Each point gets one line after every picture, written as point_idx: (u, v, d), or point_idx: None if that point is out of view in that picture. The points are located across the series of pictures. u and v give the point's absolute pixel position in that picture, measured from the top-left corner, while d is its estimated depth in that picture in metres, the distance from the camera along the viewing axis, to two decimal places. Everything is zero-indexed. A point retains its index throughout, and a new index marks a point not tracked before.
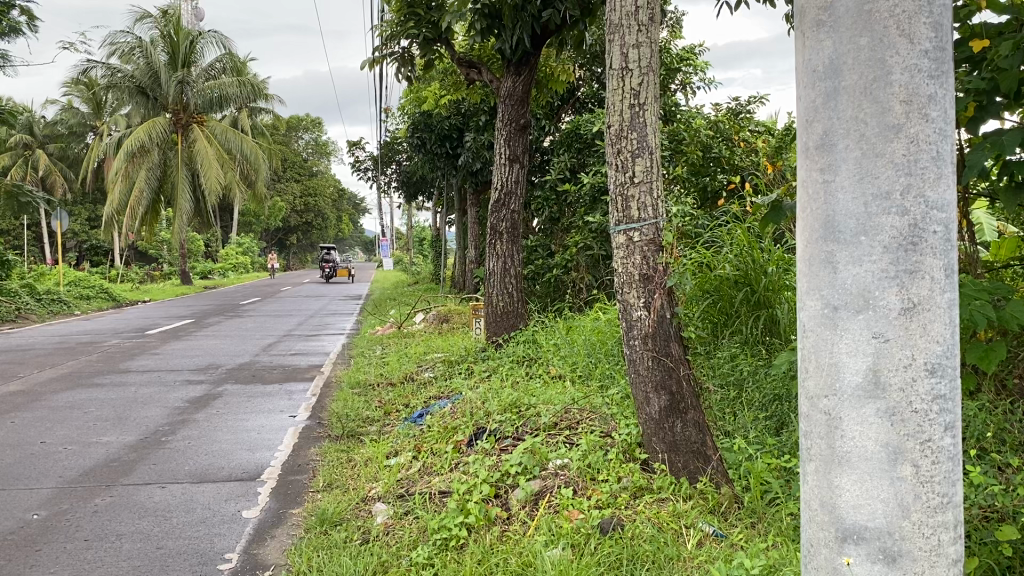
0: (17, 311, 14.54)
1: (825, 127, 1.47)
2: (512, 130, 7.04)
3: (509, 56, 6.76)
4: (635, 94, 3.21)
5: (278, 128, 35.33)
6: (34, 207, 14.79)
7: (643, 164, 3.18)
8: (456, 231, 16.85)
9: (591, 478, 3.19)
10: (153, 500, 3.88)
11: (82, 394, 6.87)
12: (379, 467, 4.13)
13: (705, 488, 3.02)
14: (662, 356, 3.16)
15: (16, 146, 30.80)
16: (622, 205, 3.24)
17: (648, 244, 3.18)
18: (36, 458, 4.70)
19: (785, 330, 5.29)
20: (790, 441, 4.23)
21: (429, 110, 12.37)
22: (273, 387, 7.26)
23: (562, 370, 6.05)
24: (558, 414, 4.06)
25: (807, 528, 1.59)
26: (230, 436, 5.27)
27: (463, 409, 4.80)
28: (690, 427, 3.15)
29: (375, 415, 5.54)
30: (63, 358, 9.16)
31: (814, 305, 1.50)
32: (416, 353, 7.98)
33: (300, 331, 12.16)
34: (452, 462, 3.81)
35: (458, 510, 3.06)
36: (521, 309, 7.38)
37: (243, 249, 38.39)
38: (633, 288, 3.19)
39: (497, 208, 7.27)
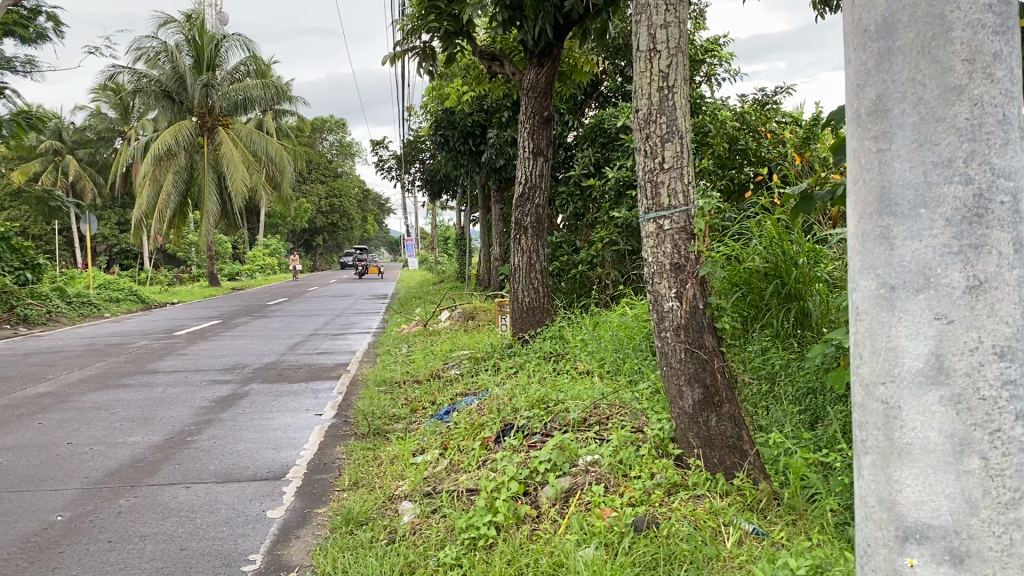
0: (48, 315, 14.70)
1: (879, 91, 1.35)
2: (535, 124, 6.93)
3: (531, 47, 6.65)
4: (664, 77, 3.09)
5: (303, 130, 35.47)
6: (63, 212, 14.95)
7: (673, 149, 3.07)
8: (481, 228, 16.78)
9: (623, 475, 3.08)
10: (178, 500, 3.83)
11: (109, 395, 6.87)
12: (405, 465, 4.04)
13: (743, 484, 2.90)
14: (695, 348, 3.03)
15: (45, 152, 31.20)
16: (652, 193, 3.12)
17: (679, 232, 3.07)
18: (62, 459, 4.68)
19: (817, 323, 5.17)
20: (825, 435, 4.12)
21: (452, 107, 12.30)
22: (299, 385, 7.22)
23: (590, 365, 5.94)
24: (586, 410, 3.96)
25: (863, 528, 1.47)
26: (256, 435, 5.22)
27: (491, 405, 4.71)
28: (726, 421, 3.03)
29: (402, 412, 5.47)
30: (91, 360, 9.20)
31: (868, 285, 1.38)
32: (442, 351, 7.91)
33: (326, 330, 12.15)
34: (479, 460, 3.71)
35: (486, 509, 2.96)
36: (548, 305, 7.27)
37: (270, 251, 38.64)
38: (664, 278, 3.08)
39: (521, 203, 7.14)
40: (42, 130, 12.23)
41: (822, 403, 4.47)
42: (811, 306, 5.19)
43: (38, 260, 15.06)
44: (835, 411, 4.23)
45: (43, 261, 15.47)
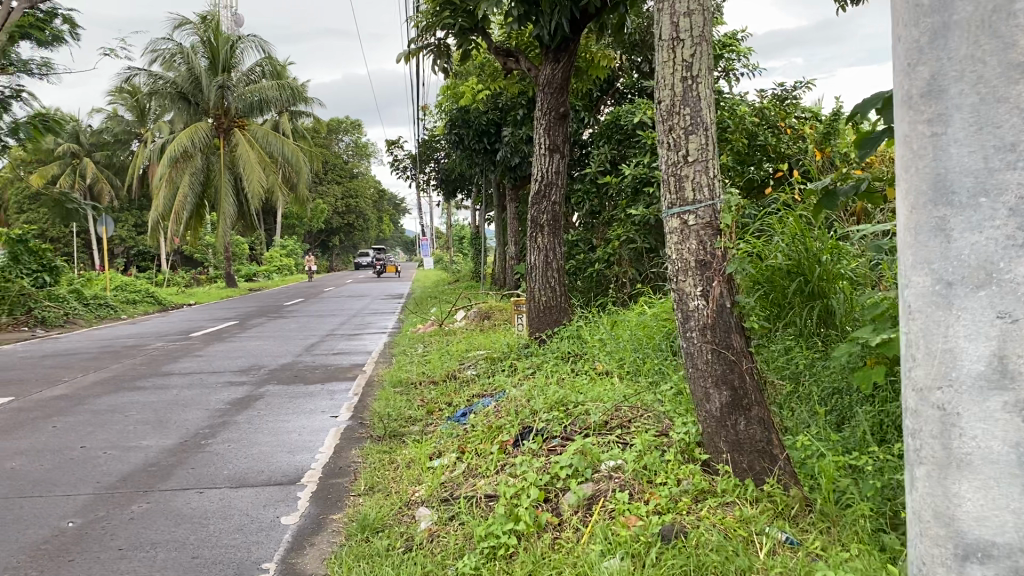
0: (66, 317, 14.73)
1: (933, 69, 1.26)
2: (552, 120, 6.81)
3: (547, 42, 6.54)
4: (688, 66, 2.98)
5: (319, 130, 35.52)
6: (80, 214, 14.97)
7: (698, 141, 2.96)
8: (496, 227, 16.69)
9: (648, 481, 2.97)
10: (190, 506, 3.75)
11: (125, 397, 6.83)
12: (422, 469, 3.95)
13: (773, 490, 2.79)
14: (722, 349, 2.93)
15: (64, 155, 31.40)
16: (675, 186, 3.01)
17: (704, 228, 2.96)
18: (75, 464, 4.62)
19: (841, 322, 5.04)
20: (852, 437, 3.99)
21: (467, 105, 12.21)
22: (315, 387, 7.15)
23: (609, 365, 5.83)
24: (608, 412, 3.85)
25: (915, 546, 1.37)
26: (271, 438, 5.15)
27: (508, 407, 4.61)
28: (755, 424, 2.92)
29: (418, 414, 5.38)
30: (108, 362, 9.18)
31: (921, 281, 1.29)
32: (458, 351, 7.81)
33: (343, 331, 12.08)
34: (498, 464, 3.61)
35: (506, 517, 2.86)
36: (565, 304, 7.15)
37: (287, 252, 38.73)
38: (689, 275, 2.98)
39: (537, 200, 7.02)
40: (58, 132, 12.25)
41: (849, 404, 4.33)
42: (835, 304, 5.06)
43: (56, 262, 15.09)
44: (862, 412, 4.09)
45: (61, 263, 15.52)
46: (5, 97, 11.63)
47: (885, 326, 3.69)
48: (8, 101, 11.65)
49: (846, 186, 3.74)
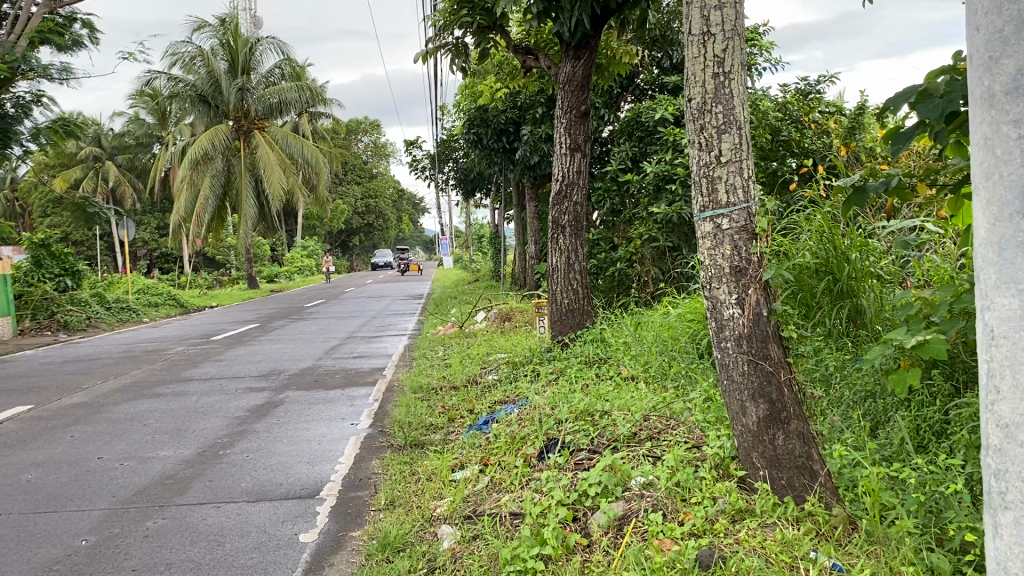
0: (89, 321, 14.76)
1: (1019, 71, 1.35)
2: (572, 118, 6.67)
3: (567, 39, 6.39)
4: (719, 62, 2.82)
5: (338, 131, 35.53)
6: (102, 218, 15.00)
7: (731, 141, 2.82)
8: (515, 227, 16.53)
9: (681, 499, 2.82)
10: (207, 522, 3.65)
11: (144, 405, 6.76)
12: (444, 483, 3.82)
13: (815, 509, 2.63)
14: (759, 360, 2.78)
15: (86, 159, 31.61)
16: (708, 188, 2.86)
17: (739, 232, 2.81)
18: (92, 476, 4.54)
19: (871, 321, 4.81)
20: (889, 444, 3.78)
21: (485, 104, 12.06)
22: (335, 392, 7.05)
23: (634, 370, 5.66)
24: (636, 424, 3.70)
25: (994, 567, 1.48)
26: (291, 447, 5.04)
27: (531, 416, 4.47)
28: (794, 439, 2.76)
29: (439, 421, 5.25)
30: (128, 368, 9.13)
31: (1008, 302, 1.37)
32: (479, 354, 7.68)
33: (363, 333, 11.99)
34: (523, 479, 3.46)
35: (533, 538, 2.73)
36: (587, 306, 6.99)
37: (308, 252, 38.80)
38: (722, 282, 2.83)
39: (558, 201, 6.87)
40: (78, 137, 12.25)
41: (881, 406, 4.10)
42: (864, 304, 4.85)
43: (79, 266, 15.15)
44: (899, 416, 3.90)
45: (83, 267, 15.56)
46: (26, 102, 11.64)
47: (919, 327, 3.50)
48: (29, 106, 11.66)
49: (872, 185, 3.56)
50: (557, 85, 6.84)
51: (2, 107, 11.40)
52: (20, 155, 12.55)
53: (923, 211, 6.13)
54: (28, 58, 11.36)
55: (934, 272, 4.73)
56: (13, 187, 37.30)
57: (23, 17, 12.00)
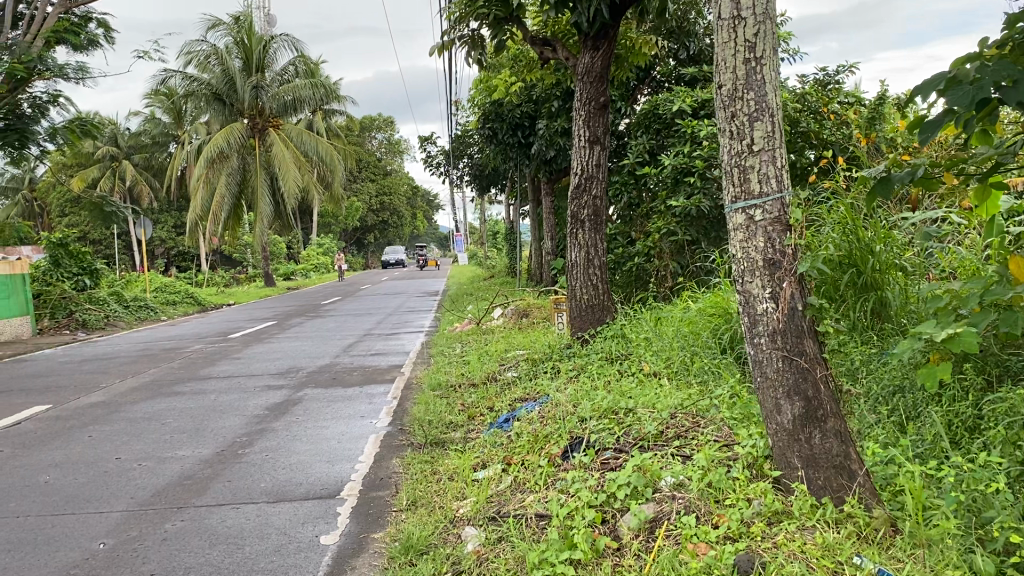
0: (106, 319, 14.79)
1: None
2: (591, 110, 6.57)
3: (586, 29, 6.28)
4: (750, 47, 2.72)
5: (352, 128, 35.58)
6: (119, 217, 15.03)
7: (763, 128, 2.71)
8: (531, 222, 16.45)
9: (715, 501, 2.73)
10: (226, 525, 3.58)
11: (161, 404, 6.73)
12: (466, 483, 3.73)
13: (855, 511, 2.53)
14: (794, 357, 2.69)
15: (103, 158, 31.75)
16: (740, 178, 2.76)
17: (772, 224, 2.71)
18: (110, 477, 4.50)
19: (896, 314, 4.71)
20: (922, 440, 3.66)
21: (500, 99, 11.97)
22: (353, 389, 6.98)
23: (656, 366, 5.56)
24: (663, 422, 3.61)
25: None
26: (310, 446, 4.98)
27: (553, 413, 4.39)
28: (831, 438, 2.66)
29: (459, 419, 5.18)
30: (146, 367, 9.11)
31: None
32: (497, 351, 7.59)
33: (381, 330, 11.94)
34: (548, 480, 3.37)
35: (561, 542, 2.65)
36: (607, 302, 6.88)
37: (324, 250, 38.84)
38: (755, 274, 2.74)
39: (577, 194, 6.76)
40: (95, 136, 12.25)
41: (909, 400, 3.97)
42: (889, 297, 4.74)
43: (97, 265, 15.19)
44: (931, 413, 3.78)
45: (101, 266, 15.60)
46: (43, 102, 11.65)
47: (949, 321, 3.38)
48: (46, 106, 11.66)
49: (901, 173, 3.38)
50: (575, 77, 6.74)
51: (18, 107, 11.40)
52: (37, 155, 12.57)
53: (945, 201, 6.00)
54: (44, 57, 11.37)
55: (962, 264, 4.60)
56: (31, 187, 37.55)
57: (38, 16, 12.01)
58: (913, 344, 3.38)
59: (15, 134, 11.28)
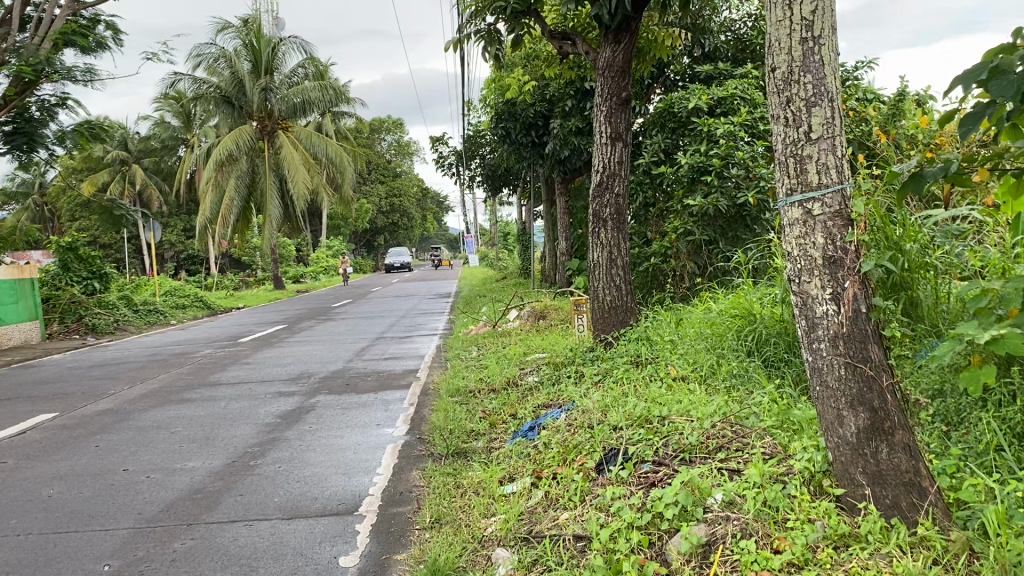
0: (116, 324, 14.63)
1: None
2: (613, 106, 6.33)
3: (607, 22, 6.04)
4: (808, 26, 2.49)
5: (362, 130, 35.42)
6: (128, 221, 14.88)
7: (822, 115, 2.48)
8: (544, 222, 16.24)
9: (773, 523, 2.51)
10: (239, 544, 3.37)
11: (171, 412, 6.54)
12: (493, 498, 3.51)
13: (928, 534, 2.30)
14: (858, 364, 2.45)
15: (112, 162, 31.68)
16: (796, 169, 2.53)
17: (833, 218, 2.48)
18: (116, 492, 4.29)
19: (929, 314, 4.34)
20: (974, 447, 3.44)
21: (514, 97, 11.75)
22: (368, 396, 6.75)
23: (684, 370, 5.31)
24: (704, 432, 3.37)
25: None
26: (325, 457, 4.76)
27: (582, 422, 4.17)
28: (899, 452, 2.42)
29: (479, 428, 4.95)
30: (155, 372, 8.93)
31: None
32: (515, 355, 7.36)
33: (393, 333, 11.71)
34: (583, 496, 3.14)
35: (606, 570, 2.42)
36: (631, 304, 6.64)
37: (335, 252, 38.69)
38: (813, 272, 2.51)
39: (599, 193, 6.53)
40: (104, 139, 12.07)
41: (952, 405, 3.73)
42: (919, 295, 4.31)
43: (106, 269, 15.03)
44: (976, 418, 3.56)
45: (110, 270, 15.43)
46: (51, 105, 11.50)
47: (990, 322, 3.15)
48: (54, 109, 11.52)
49: (932, 170, 3.05)
50: (596, 71, 6.52)
51: (26, 110, 11.29)
52: (46, 159, 12.42)
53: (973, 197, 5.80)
54: (52, 60, 11.22)
55: (991, 263, 4.34)
56: (41, 191, 37.53)
57: (47, 19, 11.86)
58: (957, 345, 3.12)
59: (24, 138, 11.16)
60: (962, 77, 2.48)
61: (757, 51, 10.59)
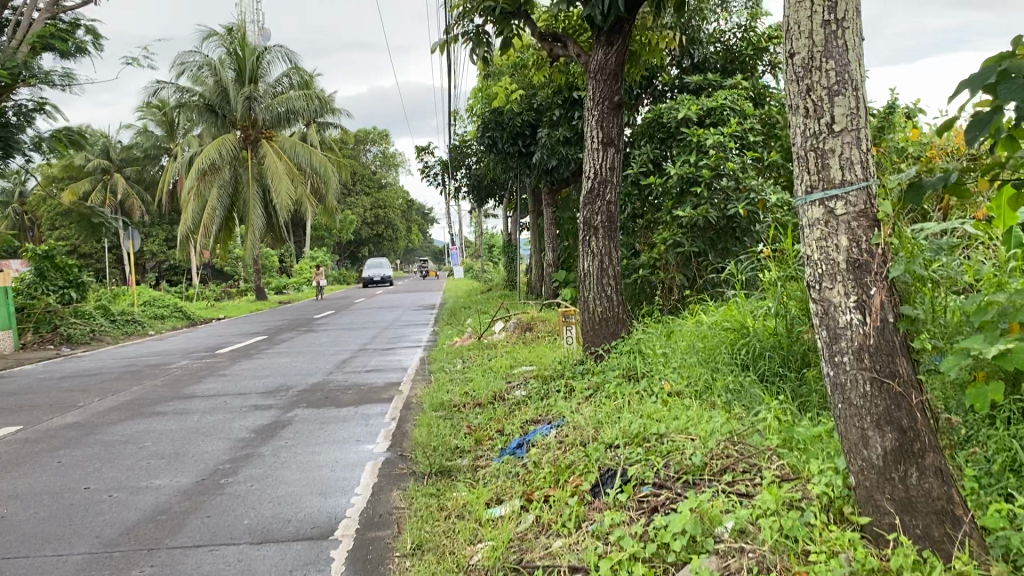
0: (92, 334, 14.26)
1: None
2: (605, 110, 6.12)
3: (600, 24, 5.80)
4: (830, 8, 2.27)
5: (347, 141, 35.18)
6: (107, 229, 14.54)
7: (845, 105, 2.26)
8: (530, 234, 16.00)
9: (794, 556, 2.26)
10: (202, 571, 3.09)
11: (141, 426, 6.23)
12: (479, 522, 3.24)
13: (968, 569, 2.05)
14: (885, 379, 2.22)
15: (93, 171, 31.24)
16: (817, 164, 2.30)
17: (858, 218, 2.26)
18: (74, 513, 4.00)
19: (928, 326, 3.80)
20: (989, 465, 3.21)
21: (500, 106, 11.54)
22: (347, 410, 6.47)
23: (678, 385, 5.05)
24: (708, 452, 3.14)
25: None
26: (301, 475, 4.48)
27: (574, 439, 3.92)
28: (931, 477, 2.19)
29: (465, 444, 4.69)
30: (128, 384, 8.59)
31: None
32: (502, 368, 7.09)
33: (376, 345, 11.41)
34: (579, 523, 2.89)
35: None
36: (622, 315, 6.42)
37: (319, 263, 38.29)
38: (835, 277, 2.28)
39: (590, 200, 6.30)
40: (82, 145, 11.76)
41: (960, 424, 3.45)
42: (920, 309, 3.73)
43: (83, 278, 14.69)
44: (993, 438, 3.32)
45: (87, 279, 15.05)
46: (28, 110, 11.17)
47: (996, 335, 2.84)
48: (31, 114, 11.19)
49: (933, 179, 2.77)
50: (588, 75, 6.31)
51: (2, 116, 10.97)
52: (22, 165, 12.07)
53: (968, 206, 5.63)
54: (29, 64, 10.91)
55: (985, 275, 4.12)
56: (21, 200, 36.96)
57: (24, 22, 11.56)
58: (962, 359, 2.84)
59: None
60: (969, 80, 2.24)
61: (747, 62, 10.40)
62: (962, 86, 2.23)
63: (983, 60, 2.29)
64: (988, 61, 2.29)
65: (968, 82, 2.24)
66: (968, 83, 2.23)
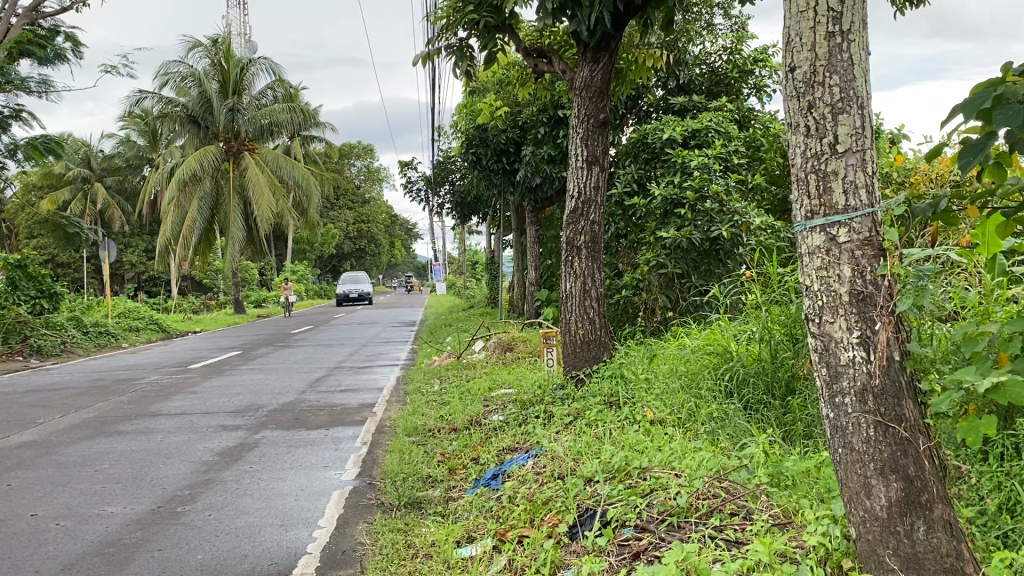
0: (63, 346, 13.89)
1: None
2: (590, 127, 5.96)
3: (586, 40, 5.61)
4: (835, 19, 2.10)
5: (331, 155, 34.91)
6: (82, 240, 14.20)
7: (850, 124, 2.08)
8: (513, 251, 15.79)
9: None
10: None
11: (100, 446, 5.94)
12: (448, 564, 3.02)
13: None
14: (890, 424, 2.04)
15: (73, 179, 30.80)
16: (818, 187, 2.13)
17: (863, 246, 2.08)
18: (16, 542, 3.73)
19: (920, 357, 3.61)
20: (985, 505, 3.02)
21: (484, 122, 11.35)
22: (317, 433, 6.21)
23: (660, 413, 4.83)
24: (694, 492, 2.93)
25: None
26: (263, 504, 4.23)
27: (551, 472, 3.71)
28: (939, 531, 2.01)
29: (437, 473, 4.47)
30: (93, 400, 8.27)
31: None
32: (480, 391, 6.85)
33: (352, 363, 11.12)
34: (555, 569, 2.67)
35: None
36: (604, 338, 6.21)
37: (300, 277, 37.85)
38: (837, 310, 2.09)
39: (574, 219, 6.10)
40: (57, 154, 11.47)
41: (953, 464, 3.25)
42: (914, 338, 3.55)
43: (56, 288, 14.27)
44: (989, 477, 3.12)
45: (61, 289, 14.61)
46: (3, 116, 10.90)
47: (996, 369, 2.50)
48: (5, 120, 10.91)
49: (924, 206, 2.59)
50: (572, 91, 6.14)
51: None
52: None
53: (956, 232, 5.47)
54: None
55: (971, 303, 3.97)
56: None
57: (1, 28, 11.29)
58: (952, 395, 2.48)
59: None
60: (962, 105, 2.11)
61: (732, 85, 10.30)
62: (958, 110, 2.10)
63: (972, 86, 2.16)
64: (978, 86, 2.16)
65: (961, 107, 2.11)
66: (963, 108, 2.10)
